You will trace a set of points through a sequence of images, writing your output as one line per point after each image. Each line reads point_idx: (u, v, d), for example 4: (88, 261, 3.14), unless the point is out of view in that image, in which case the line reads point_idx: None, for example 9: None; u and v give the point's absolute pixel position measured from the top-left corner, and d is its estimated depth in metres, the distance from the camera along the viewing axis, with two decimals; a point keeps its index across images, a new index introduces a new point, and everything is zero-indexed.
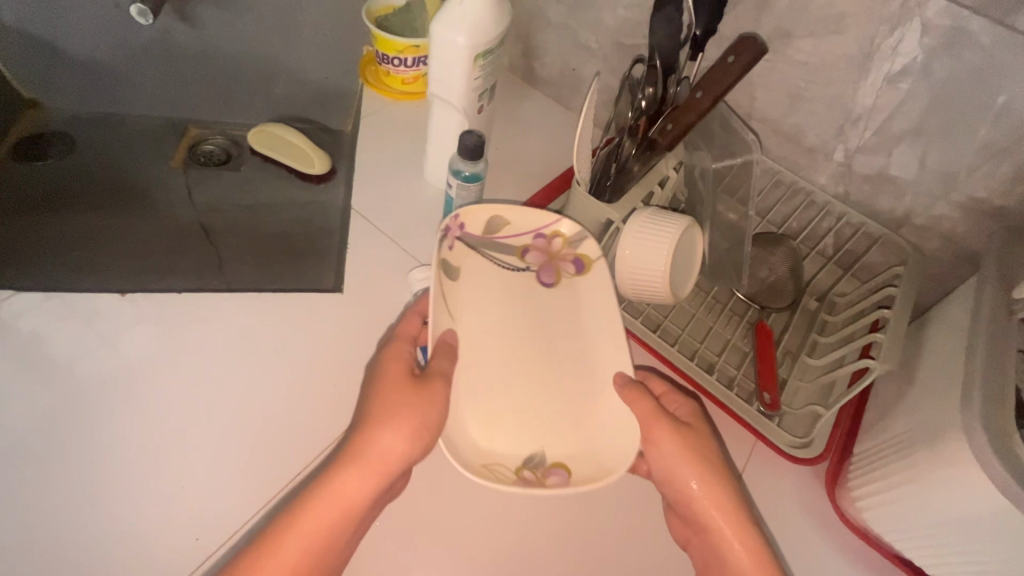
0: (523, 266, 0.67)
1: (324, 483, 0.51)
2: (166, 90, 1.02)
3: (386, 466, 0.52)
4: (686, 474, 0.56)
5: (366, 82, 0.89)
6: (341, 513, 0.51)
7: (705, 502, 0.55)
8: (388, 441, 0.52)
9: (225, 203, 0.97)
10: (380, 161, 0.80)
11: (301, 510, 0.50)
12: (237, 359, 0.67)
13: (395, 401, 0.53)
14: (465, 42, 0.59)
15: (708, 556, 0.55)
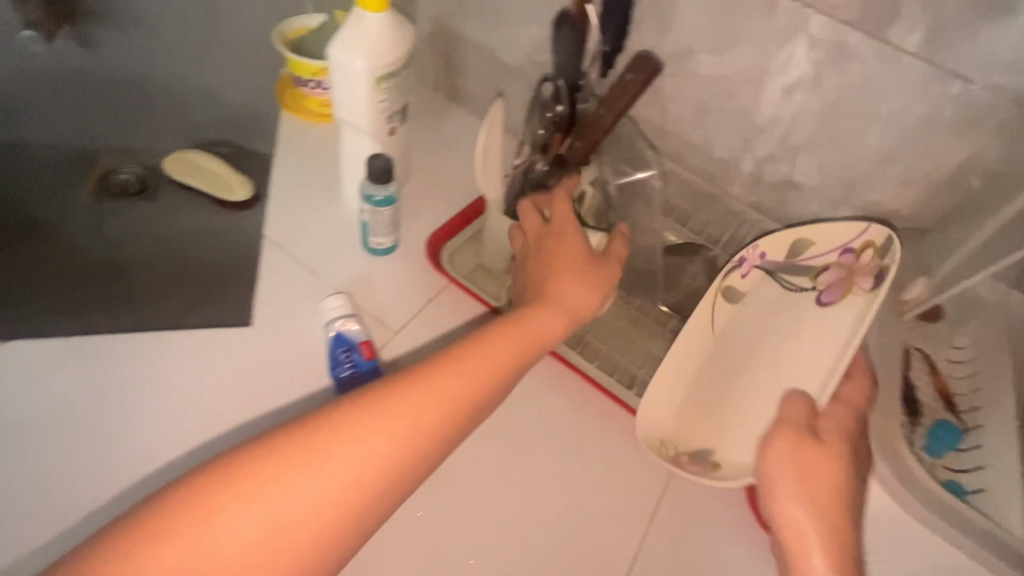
0: (808, 285, 0.62)
1: (490, 333, 0.55)
2: (73, 118, 0.96)
3: (575, 313, 0.58)
4: (782, 483, 0.49)
5: (283, 105, 0.86)
6: (505, 367, 0.54)
7: (799, 515, 0.48)
8: (566, 294, 0.58)
9: (136, 236, 0.93)
10: (299, 187, 0.78)
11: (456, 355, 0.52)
12: (138, 402, 0.63)
13: (570, 263, 0.59)
14: (364, 65, 0.58)
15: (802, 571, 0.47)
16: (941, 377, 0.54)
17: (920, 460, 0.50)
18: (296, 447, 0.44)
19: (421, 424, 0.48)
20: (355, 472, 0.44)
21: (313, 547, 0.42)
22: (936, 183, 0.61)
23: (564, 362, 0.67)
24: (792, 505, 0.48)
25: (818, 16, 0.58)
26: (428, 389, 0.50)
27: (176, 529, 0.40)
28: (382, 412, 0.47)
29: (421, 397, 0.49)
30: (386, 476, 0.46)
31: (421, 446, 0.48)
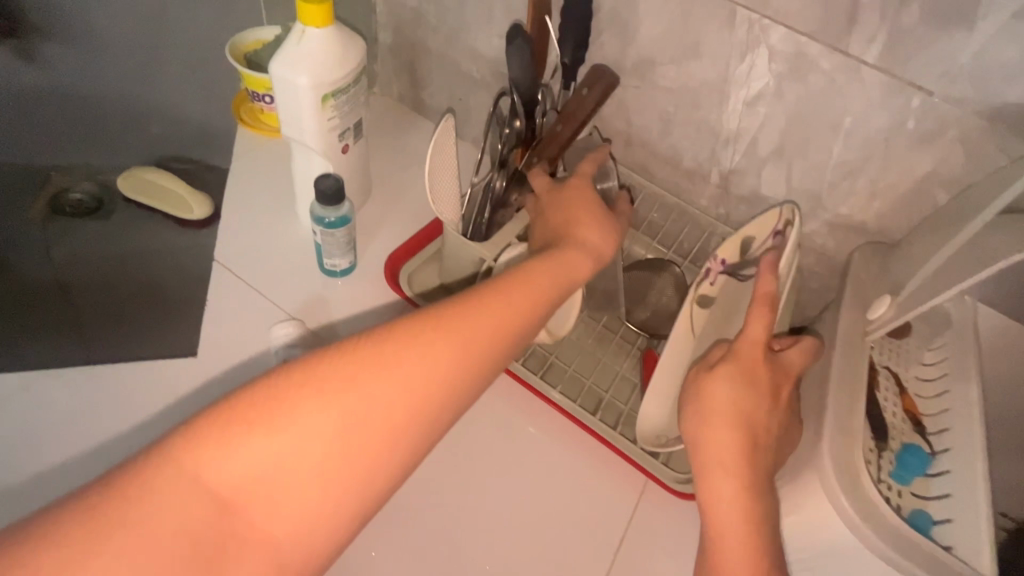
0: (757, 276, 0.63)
1: (534, 261, 0.51)
2: (21, 136, 0.92)
3: (604, 252, 0.56)
4: (701, 407, 0.49)
5: (240, 120, 0.83)
6: (550, 297, 0.50)
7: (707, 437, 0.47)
8: (590, 235, 0.56)
9: (87, 257, 0.90)
10: (253, 205, 0.75)
11: (509, 276, 0.49)
12: (66, 434, 0.59)
13: (584, 205, 0.57)
14: (308, 82, 0.55)
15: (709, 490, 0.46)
16: (908, 396, 0.53)
17: (887, 488, 0.47)
18: (370, 352, 0.40)
19: (487, 342, 0.44)
20: (426, 382, 0.41)
21: (379, 456, 0.39)
22: (901, 196, 0.60)
23: (526, 385, 0.65)
24: (713, 434, 0.47)
25: (777, 27, 0.57)
26: (493, 305, 0.46)
27: (237, 426, 0.35)
28: (450, 324, 0.43)
29: (490, 314, 0.45)
30: (452, 391, 0.42)
31: (484, 367, 0.44)
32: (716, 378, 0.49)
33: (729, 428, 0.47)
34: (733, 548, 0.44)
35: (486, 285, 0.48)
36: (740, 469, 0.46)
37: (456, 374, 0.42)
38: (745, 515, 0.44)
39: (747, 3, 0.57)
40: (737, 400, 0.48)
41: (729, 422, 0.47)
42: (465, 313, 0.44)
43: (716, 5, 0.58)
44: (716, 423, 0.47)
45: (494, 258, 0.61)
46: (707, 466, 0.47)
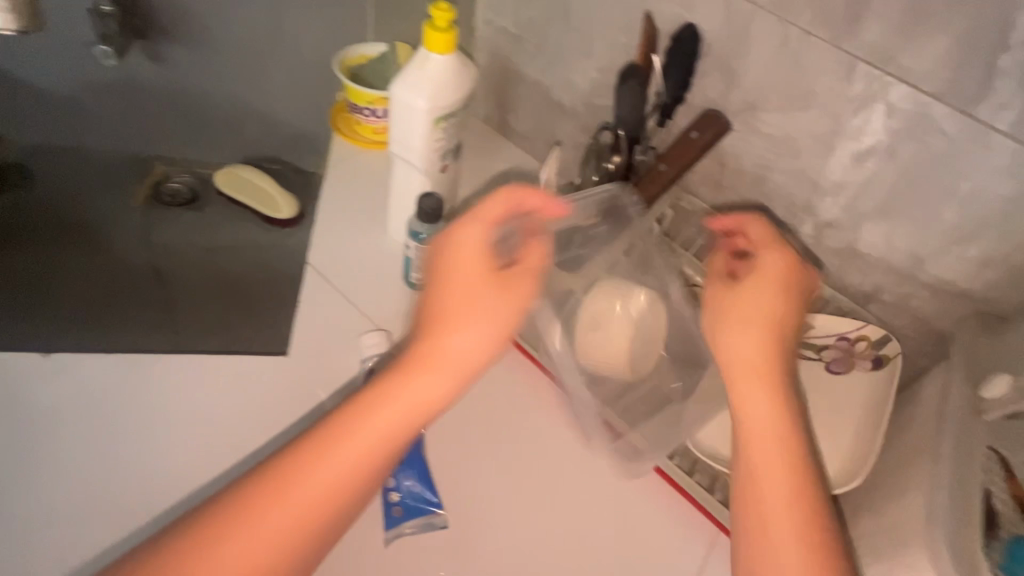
0: (814, 356, 0.69)
1: (389, 383, 0.47)
2: (132, 129, 0.96)
3: (464, 368, 0.49)
4: (733, 319, 0.54)
5: (336, 130, 0.87)
6: (414, 414, 0.47)
7: (740, 347, 0.52)
8: (459, 338, 0.49)
9: (179, 246, 0.94)
10: (344, 215, 0.78)
11: (358, 408, 0.46)
12: (116, 454, 0.60)
13: (467, 292, 0.50)
14: (425, 105, 0.58)
15: (742, 397, 0.51)
16: (1018, 481, 0.45)
17: None
18: (211, 535, 0.41)
19: (315, 510, 0.43)
20: (284, 535, 0.42)
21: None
22: (1016, 268, 0.57)
23: None
24: (740, 336, 0.53)
25: (899, 85, 0.55)
26: (345, 447, 0.45)
27: None
28: (263, 510, 0.42)
29: (310, 485, 0.44)
30: (312, 533, 0.43)
31: (350, 497, 0.45)
32: (745, 290, 0.54)
33: (755, 335, 0.52)
34: (763, 447, 0.49)
35: (316, 436, 0.45)
36: (764, 371, 0.51)
37: (309, 521, 0.43)
38: (768, 420, 0.50)
39: (870, 59, 0.56)
40: (761, 311, 0.53)
41: (760, 324, 0.53)
42: (316, 459, 0.44)
43: (834, 58, 0.58)
44: (740, 332, 0.53)
45: (581, 291, 0.62)
46: (743, 375, 0.52)
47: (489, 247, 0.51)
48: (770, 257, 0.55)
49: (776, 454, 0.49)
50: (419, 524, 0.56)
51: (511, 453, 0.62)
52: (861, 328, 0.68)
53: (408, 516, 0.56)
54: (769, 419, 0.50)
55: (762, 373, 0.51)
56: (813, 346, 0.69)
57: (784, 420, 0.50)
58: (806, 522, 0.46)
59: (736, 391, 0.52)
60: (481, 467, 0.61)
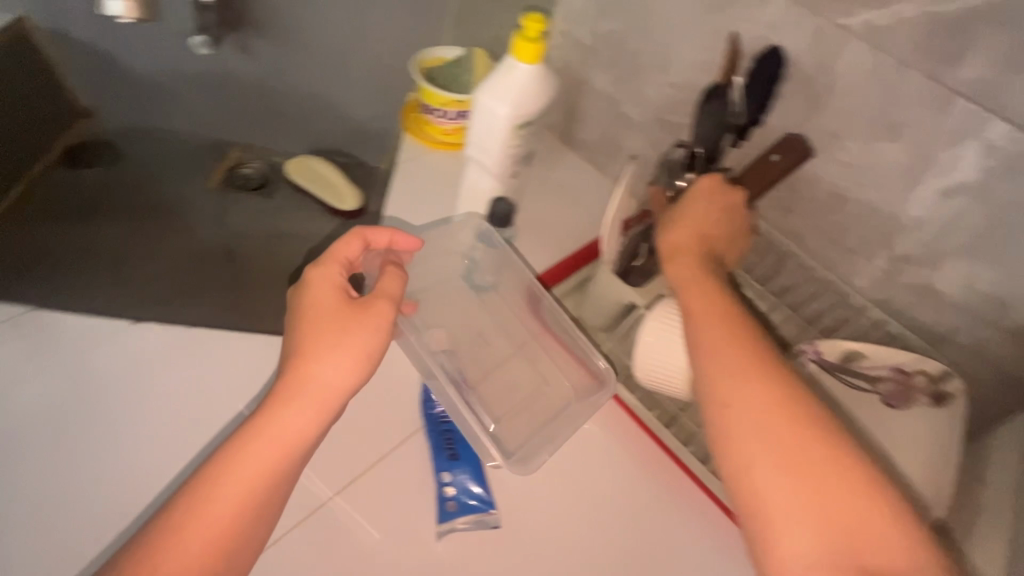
0: (872, 389, 0.63)
1: (262, 424, 0.49)
2: (213, 114, 1.01)
3: (329, 400, 0.51)
4: (672, 223, 0.59)
5: (407, 129, 0.90)
6: (288, 453, 0.49)
7: (677, 243, 0.58)
8: (323, 371, 0.51)
9: (249, 230, 0.97)
10: (413, 212, 0.81)
11: (231, 459, 0.47)
12: (61, 458, 0.58)
13: (326, 330, 0.52)
14: (507, 113, 0.59)
15: (682, 286, 0.56)
16: None
17: None
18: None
19: (222, 529, 0.45)
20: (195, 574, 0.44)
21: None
22: None
23: (654, 437, 0.64)
24: (677, 233, 0.58)
25: (1000, 122, 0.53)
26: (228, 485, 0.47)
27: None
28: (176, 550, 0.44)
29: (214, 510, 0.46)
30: (226, 566, 0.45)
31: (254, 522, 0.47)
32: (685, 198, 0.59)
33: (680, 238, 0.58)
34: (711, 328, 0.52)
35: (197, 481, 0.47)
36: (692, 266, 0.56)
37: (226, 538, 0.45)
38: (703, 307, 0.54)
39: (970, 94, 0.54)
40: (684, 225, 0.58)
41: (691, 228, 0.58)
42: (224, 478, 0.47)
43: (929, 90, 0.56)
44: (671, 242, 0.58)
45: (646, 305, 0.63)
46: (682, 271, 0.56)
47: (342, 284, 0.56)
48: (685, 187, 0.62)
49: (716, 332, 0.52)
50: (471, 520, 0.57)
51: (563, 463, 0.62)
52: (916, 361, 0.64)
53: (463, 512, 0.57)
54: (705, 305, 0.54)
55: (696, 262, 0.57)
56: (869, 378, 0.64)
57: (722, 304, 0.54)
58: (762, 385, 0.48)
59: (679, 286, 0.56)
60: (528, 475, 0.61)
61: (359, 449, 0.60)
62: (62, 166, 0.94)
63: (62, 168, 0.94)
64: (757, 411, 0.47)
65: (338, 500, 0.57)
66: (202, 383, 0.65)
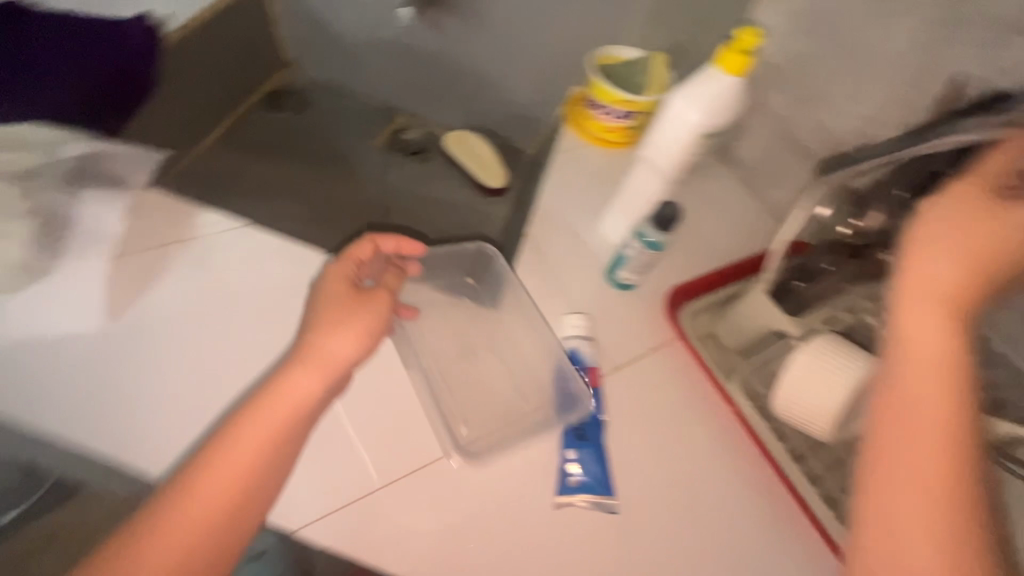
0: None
1: (274, 388, 0.54)
2: (389, 79, 1.10)
3: (336, 368, 0.57)
4: (940, 247, 0.45)
5: (567, 121, 0.93)
6: (301, 410, 0.54)
7: (923, 273, 0.46)
8: (327, 346, 0.57)
9: (404, 189, 1.03)
10: (562, 200, 0.83)
11: (248, 416, 0.53)
12: (145, 346, 0.71)
13: (336, 312, 0.59)
14: (697, 120, 0.60)
15: (905, 328, 0.46)
16: None
17: None
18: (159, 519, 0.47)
19: (243, 470, 0.50)
20: (212, 513, 0.48)
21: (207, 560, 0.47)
22: None
23: (775, 469, 0.62)
24: (931, 263, 0.45)
25: None
26: (243, 434, 0.52)
27: None
28: (197, 493, 0.49)
29: (225, 464, 0.50)
30: (246, 507, 0.50)
31: (271, 469, 0.52)
32: (983, 227, 0.44)
33: (933, 284, 0.45)
34: (918, 391, 0.45)
35: (216, 439, 0.52)
36: (940, 321, 0.45)
37: (243, 486, 0.50)
38: (927, 365, 0.45)
39: None
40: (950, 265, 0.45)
41: (962, 261, 0.44)
42: (239, 434, 0.52)
43: None
44: (919, 284, 0.46)
45: (798, 337, 0.61)
46: (912, 312, 0.46)
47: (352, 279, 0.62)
48: (993, 200, 0.45)
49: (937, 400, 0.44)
50: (590, 500, 0.59)
51: (683, 473, 0.62)
52: None
53: (582, 490, 0.59)
54: (927, 359, 0.45)
55: (939, 303, 0.45)
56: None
57: (949, 369, 0.45)
58: (939, 478, 0.42)
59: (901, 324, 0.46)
60: (647, 473, 0.61)
61: (462, 424, 0.62)
62: (260, 106, 1.05)
63: (260, 108, 1.05)
64: (923, 505, 0.42)
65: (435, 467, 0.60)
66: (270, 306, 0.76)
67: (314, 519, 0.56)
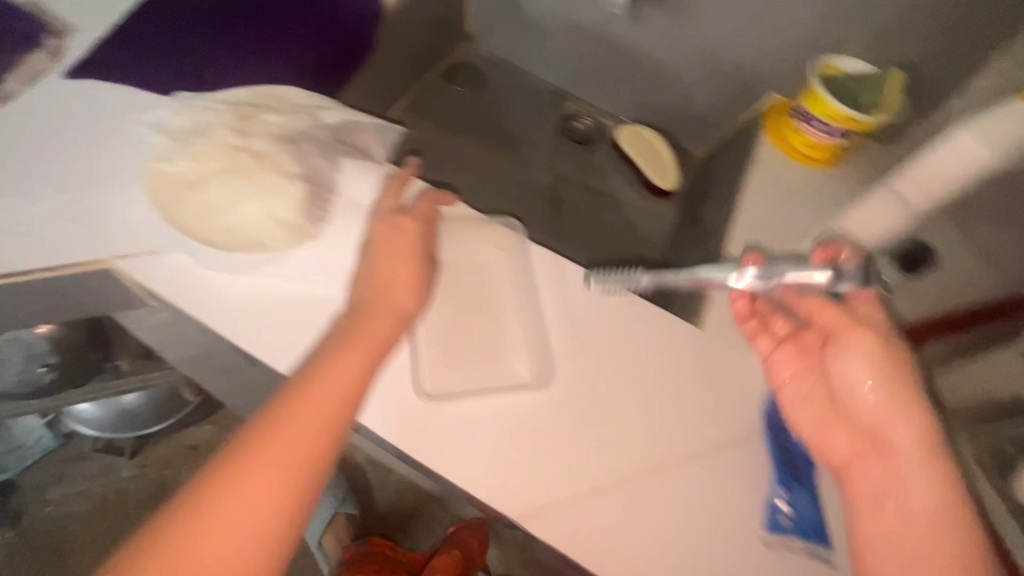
0: None
1: (356, 323, 0.51)
2: (567, 65, 1.07)
3: (408, 313, 0.53)
4: (860, 372, 0.52)
5: (767, 131, 0.87)
6: (371, 360, 0.50)
7: (883, 405, 0.50)
8: (347, 362, 0.49)
9: (574, 179, 1.02)
10: (760, 216, 0.78)
11: (337, 349, 0.49)
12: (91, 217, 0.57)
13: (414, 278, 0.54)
14: (993, 159, 0.53)
15: (879, 472, 0.50)
16: None
17: None
18: (258, 447, 0.43)
19: (337, 403, 0.47)
20: (311, 443, 0.45)
21: (291, 527, 0.42)
22: None
23: None
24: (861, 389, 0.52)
25: None
26: (281, 437, 0.44)
27: (187, 535, 0.40)
28: (297, 423, 0.45)
29: (326, 395, 0.46)
30: (338, 439, 0.46)
31: (345, 428, 0.46)
32: (855, 354, 0.52)
33: (863, 405, 0.52)
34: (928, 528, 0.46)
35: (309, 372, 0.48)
36: (908, 436, 0.49)
37: (339, 416, 0.46)
38: (890, 459, 0.50)
39: None
40: (867, 369, 0.52)
41: (880, 373, 0.51)
42: (328, 367, 0.48)
43: None
44: (852, 410, 0.53)
45: None
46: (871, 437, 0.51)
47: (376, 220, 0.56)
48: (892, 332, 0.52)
49: (922, 488, 0.47)
50: (804, 545, 0.54)
51: None
52: None
53: (797, 534, 0.54)
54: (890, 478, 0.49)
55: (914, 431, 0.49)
56: None
57: (929, 485, 0.47)
58: None
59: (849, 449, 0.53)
60: None
61: (663, 437, 0.57)
62: (441, 79, 1.07)
63: (440, 81, 1.07)
64: None
65: (640, 478, 0.55)
66: (268, 199, 0.55)
67: (524, 510, 0.52)
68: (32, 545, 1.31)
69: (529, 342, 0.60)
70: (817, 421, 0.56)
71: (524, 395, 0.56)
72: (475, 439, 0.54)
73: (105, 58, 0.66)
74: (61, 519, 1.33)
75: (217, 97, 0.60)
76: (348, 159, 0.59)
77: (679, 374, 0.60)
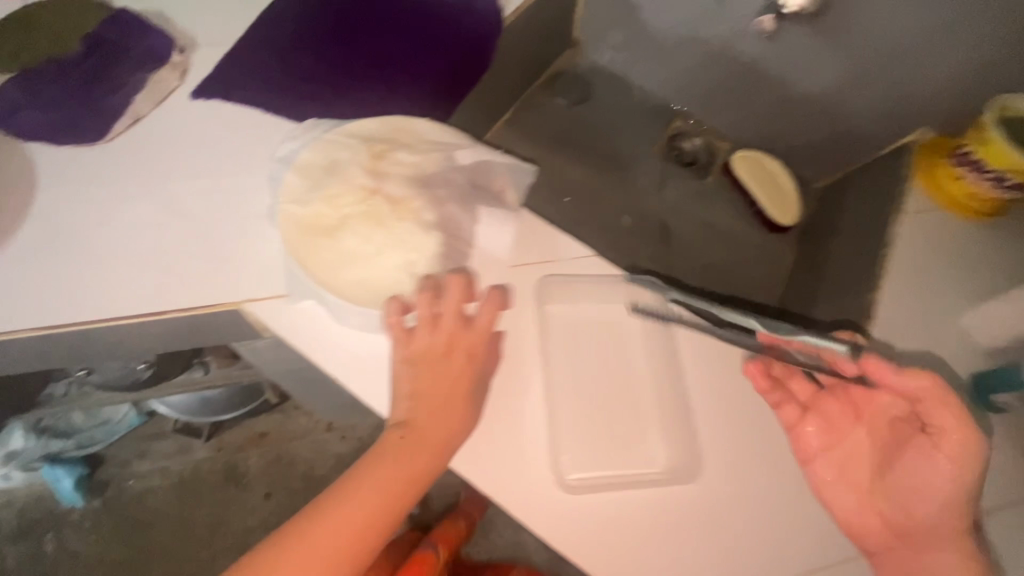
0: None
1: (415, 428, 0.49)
2: (682, 79, 0.99)
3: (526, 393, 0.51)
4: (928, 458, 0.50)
5: (916, 173, 0.76)
6: None
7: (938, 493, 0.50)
8: (392, 473, 0.49)
9: (682, 208, 0.96)
10: (913, 273, 0.70)
11: (389, 452, 0.49)
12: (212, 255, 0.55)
13: None
14: None
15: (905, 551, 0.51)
16: None
17: None
18: (296, 544, 0.46)
19: (374, 514, 0.48)
20: (345, 548, 0.47)
21: None
22: None
23: None
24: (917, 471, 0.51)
25: None
26: (316, 537, 0.46)
27: None
28: (335, 527, 0.47)
29: (369, 503, 0.48)
30: (370, 547, 0.48)
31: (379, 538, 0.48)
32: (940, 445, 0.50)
33: (918, 491, 0.51)
34: None
35: (359, 472, 0.49)
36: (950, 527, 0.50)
37: (376, 526, 0.48)
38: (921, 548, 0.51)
39: None
40: (941, 462, 0.50)
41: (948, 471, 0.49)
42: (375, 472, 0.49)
43: None
44: (900, 483, 0.52)
45: None
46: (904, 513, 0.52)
47: (435, 318, 0.50)
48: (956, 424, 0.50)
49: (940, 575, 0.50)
50: None
51: None
52: None
53: None
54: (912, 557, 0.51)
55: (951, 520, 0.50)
56: None
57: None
58: None
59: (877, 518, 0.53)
60: None
61: (809, 542, 0.53)
62: (544, 89, 1.01)
63: (544, 92, 1.01)
64: None
65: None
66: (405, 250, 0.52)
67: None
68: (114, 519, 1.30)
69: (669, 426, 0.55)
70: (855, 503, 0.53)
71: (670, 488, 0.52)
72: (607, 526, 0.51)
73: (230, 76, 0.63)
74: (143, 491, 1.32)
75: (349, 130, 0.56)
76: (486, 205, 0.56)
77: (788, 485, 0.54)
